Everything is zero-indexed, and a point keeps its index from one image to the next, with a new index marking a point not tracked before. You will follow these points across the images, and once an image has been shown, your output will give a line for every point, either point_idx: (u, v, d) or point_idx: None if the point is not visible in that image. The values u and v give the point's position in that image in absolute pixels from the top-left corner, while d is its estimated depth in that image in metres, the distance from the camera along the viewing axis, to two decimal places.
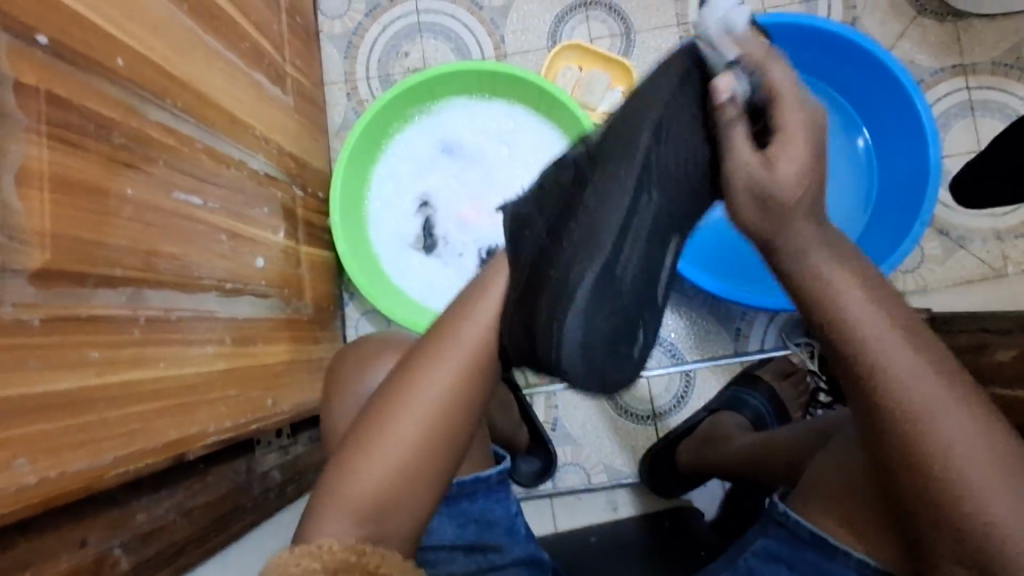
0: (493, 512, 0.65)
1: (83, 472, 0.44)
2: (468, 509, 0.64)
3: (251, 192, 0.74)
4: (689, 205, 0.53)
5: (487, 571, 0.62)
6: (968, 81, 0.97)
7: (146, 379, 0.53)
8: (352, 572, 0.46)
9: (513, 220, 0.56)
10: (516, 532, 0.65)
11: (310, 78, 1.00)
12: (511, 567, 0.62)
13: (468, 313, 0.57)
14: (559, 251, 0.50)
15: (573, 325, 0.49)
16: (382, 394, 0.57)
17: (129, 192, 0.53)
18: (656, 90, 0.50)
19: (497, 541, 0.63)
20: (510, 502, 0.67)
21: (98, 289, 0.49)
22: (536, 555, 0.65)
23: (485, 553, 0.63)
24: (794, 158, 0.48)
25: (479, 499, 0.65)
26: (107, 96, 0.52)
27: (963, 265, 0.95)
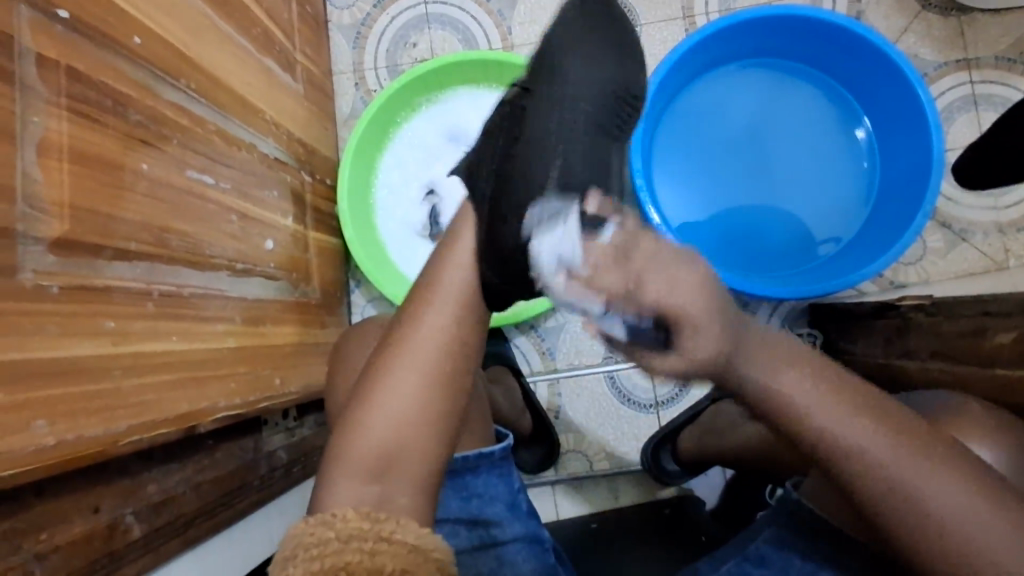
0: (496, 488, 0.66)
1: (98, 439, 0.45)
2: (471, 484, 0.65)
3: (261, 175, 0.75)
4: (602, 119, 0.67)
5: (489, 546, 0.63)
6: (972, 75, 0.97)
7: (159, 351, 0.54)
8: (365, 540, 0.47)
9: (469, 169, 0.68)
10: (517, 509, 0.66)
11: (319, 66, 1.01)
12: (511, 544, 0.64)
13: (449, 259, 0.59)
14: (515, 172, 0.60)
15: (540, 213, 0.56)
16: (378, 354, 0.58)
17: (144, 168, 0.54)
18: (550, 43, 0.68)
19: (498, 517, 0.65)
20: (512, 479, 0.67)
21: (113, 261, 0.50)
22: (537, 532, 0.66)
23: (487, 529, 0.64)
24: (705, 345, 0.47)
25: (482, 475, 0.65)
26: (123, 73, 0.53)
27: (965, 258, 0.96)
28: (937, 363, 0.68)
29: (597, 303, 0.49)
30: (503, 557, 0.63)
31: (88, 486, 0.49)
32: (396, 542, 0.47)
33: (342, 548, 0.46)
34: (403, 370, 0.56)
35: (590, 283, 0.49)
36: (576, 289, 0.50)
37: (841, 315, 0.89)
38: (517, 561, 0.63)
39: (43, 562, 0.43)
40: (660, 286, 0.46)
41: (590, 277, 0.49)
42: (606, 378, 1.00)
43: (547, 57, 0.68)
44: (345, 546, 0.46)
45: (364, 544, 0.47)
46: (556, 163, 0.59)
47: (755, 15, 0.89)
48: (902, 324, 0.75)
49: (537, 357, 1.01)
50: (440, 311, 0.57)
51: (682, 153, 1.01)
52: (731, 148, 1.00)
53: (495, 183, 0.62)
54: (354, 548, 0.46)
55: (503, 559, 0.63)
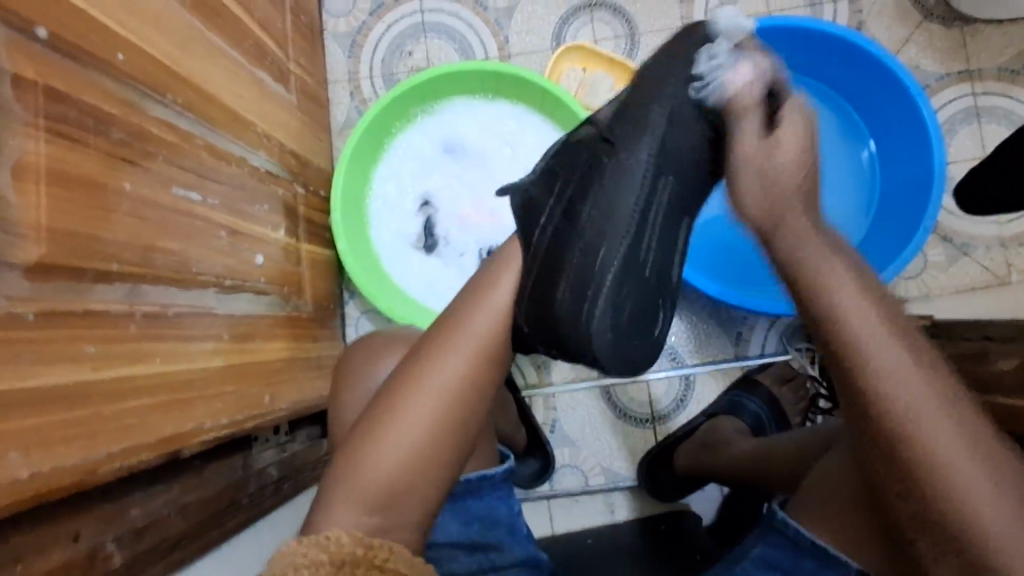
0: (497, 511, 0.65)
1: (75, 468, 0.44)
2: (472, 507, 0.64)
3: (252, 189, 0.74)
4: (687, 192, 0.62)
5: (488, 571, 0.62)
6: (974, 87, 0.96)
7: (141, 374, 0.53)
8: (358, 565, 0.46)
9: (523, 200, 0.62)
10: (517, 532, 0.65)
11: (314, 76, 1.00)
12: (510, 570, 0.62)
13: (479, 307, 0.59)
14: (574, 241, 0.57)
15: (606, 310, 0.56)
16: (388, 388, 0.57)
17: (128, 187, 0.53)
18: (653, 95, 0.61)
19: (499, 541, 0.63)
20: (513, 501, 0.66)
21: (94, 284, 0.49)
22: (535, 556, 0.65)
23: (487, 554, 0.62)
24: (749, 190, 0.60)
25: (483, 497, 0.64)
26: (107, 91, 0.52)
27: (967, 273, 0.94)
28: None
29: (749, 117, 0.61)
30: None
31: (67, 514, 0.47)
32: (390, 570, 0.46)
33: (336, 574, 0.44)
34: (419, 397, 0.55)
35: (733, 125, 0.61)
36: (747, 123, 0.61)
37: None
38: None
39: None
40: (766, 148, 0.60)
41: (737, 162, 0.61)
42: (602, 392, 0.99)
43: (645, 110, 0.60)
44: (336, 571, 0.45)
45: (357, 569, 0.45)
46: (623, 250, 0.57)
47: (757, 26, 0.87)
48: None
49: (532, 370, 1.00)
50: (464, 345, 0.57)
51: None
52: None
53: (546, 250, 0.58)
54: (347, 574, 0.45)
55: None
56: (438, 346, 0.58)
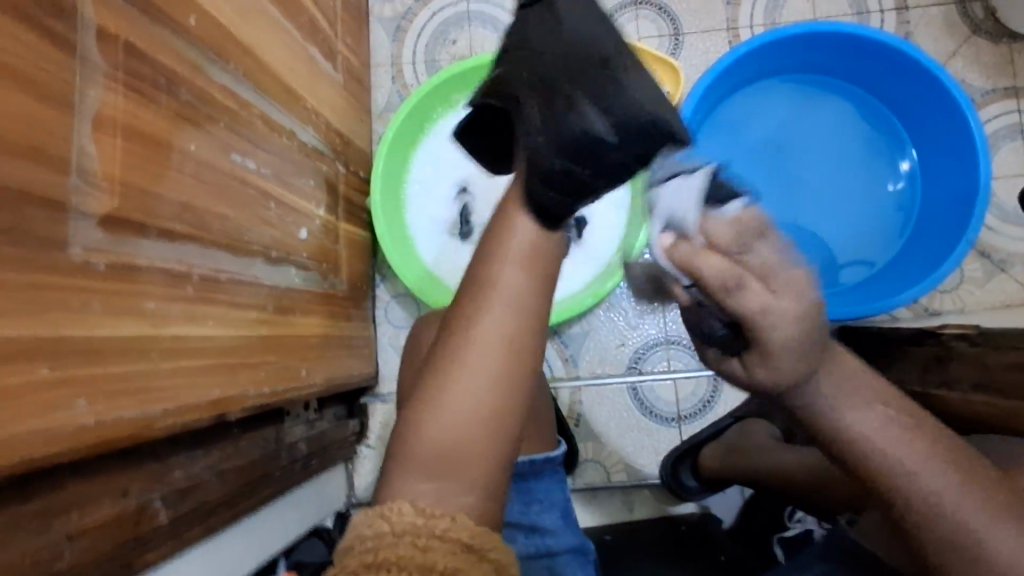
0: (554, 495, 0.67)
1: (132, 421, 0.44)
2: (532, 489, 0.66)
3: (299, 164, 0.75)
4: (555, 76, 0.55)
5: (543, 556, 0.63)
6: (1019, 103, 0.95)
7: (194, 335, 0.52)
8: (418, 536, 0.45)
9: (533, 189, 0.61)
10: (568, 521, 0.67)
11: (358, 58, 1.00)
12: (563, 556, 0.63)
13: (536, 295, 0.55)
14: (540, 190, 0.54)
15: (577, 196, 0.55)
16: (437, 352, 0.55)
17: (191, 148, 0.53)
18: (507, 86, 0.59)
19: (552, 526, 0.65)
20: (565, 487, 0.69)
21: (156, 241, 0.49)
22: (582, 545, 0.66)
23: (543, 538, 0.64)
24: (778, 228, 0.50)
25: (543, 480, 0.67)
26: (176, 52, 0.52)
27: (1003, 290, 0.94)
28: (981, 395, 0.66)
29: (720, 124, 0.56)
30: (554, 567, 0.62)
31: (120, 468, 0.47)
32: (450, 539, 0.46)
33: (397, 542, 0.45)
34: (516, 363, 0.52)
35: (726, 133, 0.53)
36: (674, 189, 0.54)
37: (874, 338, 0.87)
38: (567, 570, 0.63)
39: (72, 543, 0.42)
40: (760, 299, 0.46)
41: (696, 248, 0.48)
42: (629, 390, 0.99)
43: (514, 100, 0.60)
44: (398, 540, 0.45)
45: (417, 540, 0.45)
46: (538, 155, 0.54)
47: (805, 30, 0.88)
48: (942, 351, 0.74)
49: (559, 363, 0.99)
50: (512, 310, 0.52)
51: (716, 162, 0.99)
52: (765, 162, 0.99)
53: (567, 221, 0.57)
54: (408, 543, 0.45)
55: (553, 568, 0.62)
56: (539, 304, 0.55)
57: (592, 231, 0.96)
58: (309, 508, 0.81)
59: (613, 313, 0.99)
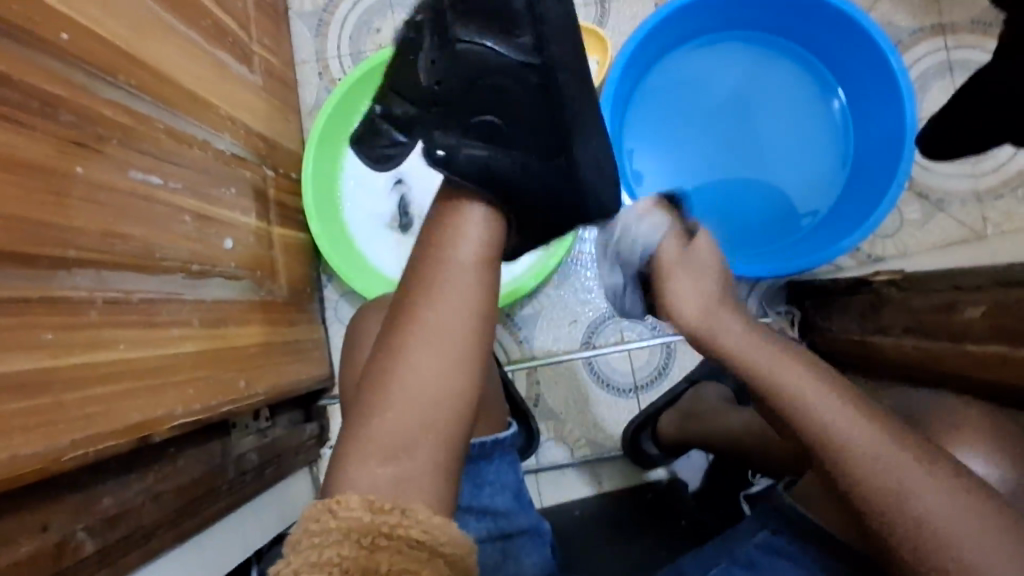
0: (506, 477, 0.68)
1: (36, 456, 0.44)
2: (484, 472, 0.66)
3: (216, 173, 0.73)
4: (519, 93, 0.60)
5: (498, 538, 0.64)
6: (947, 41, 0.95)
7: (103, 362, 0.51)
8: (364, 534, 0.46)
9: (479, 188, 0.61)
10: (521, 500, 0.68)
11: (280, 56, 0.98)
12: (518, 536, 0.65)
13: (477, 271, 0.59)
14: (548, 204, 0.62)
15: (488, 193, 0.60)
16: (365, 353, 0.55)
17: (79, 171, 0.52)
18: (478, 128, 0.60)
19: (506, 508, 0.66)
20: (518, 468, 0.70)
21: (48, 270, 0.48)
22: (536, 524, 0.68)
23: (496, 520, 0.64)
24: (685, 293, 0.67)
25: (495, 462, 0.67)
26: (51, 72, 0.50)
27: (944, 229, 0.94)
28: (909, 338, 0.67)
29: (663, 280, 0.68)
30: (509, 549, 0.64)
31: (36, 503, 0.47)
32: (398, 538, 0.46)
33: (342, 542, 0.45)
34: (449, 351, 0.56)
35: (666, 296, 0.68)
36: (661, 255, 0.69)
37: (818, 290, 0.89)
38: (522, 552, 0.64)
39: None
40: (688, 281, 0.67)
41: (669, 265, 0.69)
42: (584, 365, 0.99)
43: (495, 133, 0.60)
44: (344, 538, 0.45)
45: (364, 539, 0.45)
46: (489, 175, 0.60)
47: None
48: (876, 299, 0.75)
49: (514, 346, 1.00)
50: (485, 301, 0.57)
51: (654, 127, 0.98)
52: (702, 123, 0.98)
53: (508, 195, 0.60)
54: (355, 542, 0.45)
55: (508, 551, 0.64)
56: (414, 277, 0.59)
57: None
58: (276, 518, 0.81)
59: (562, 289, 0.99)
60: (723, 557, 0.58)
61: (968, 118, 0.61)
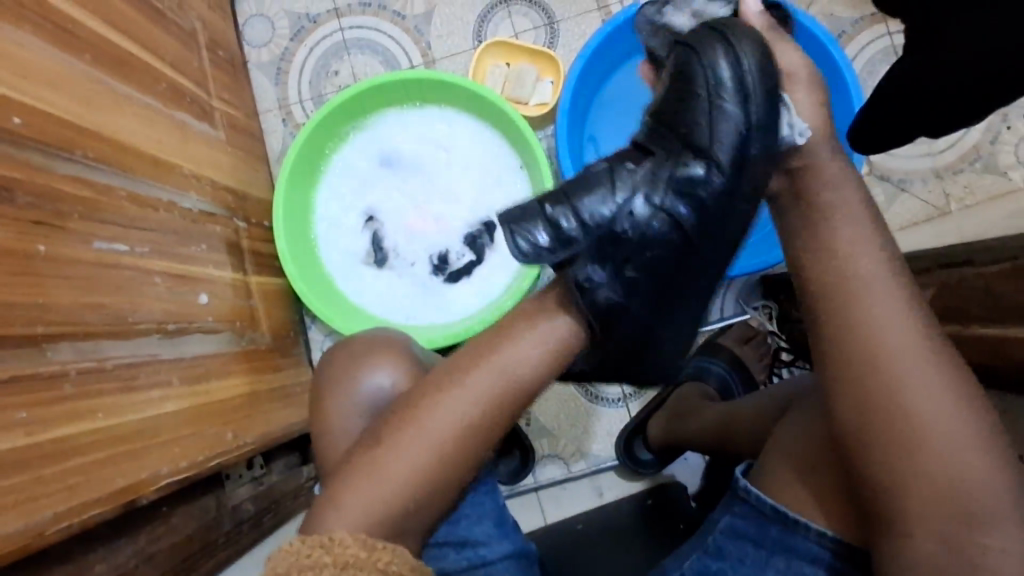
0: (484, 506, 0.67)
1: (20, 533, 0.44)
2: (459, 506, 0.66)
3: (185, 231, 0.75)
4: (675, 256, 0.58)
5: (477, 567, 0.64)
6: (888, 26, 0.97)
7: (82, 433, 0.52)
8: (361, 569, 0.50)
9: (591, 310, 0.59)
10: (504, 527, 0.67)
11: (242, 109, 1.00)
12: (500, 563, 0.64)
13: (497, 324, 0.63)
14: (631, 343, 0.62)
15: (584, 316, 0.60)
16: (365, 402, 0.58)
17: (42, 249, 0.53)
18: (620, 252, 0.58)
19: (484, 536, 0.65)
20: (498, 495, 0.69)
21: (19, 349, 0.49)
22: (523, 547, 0.67)
23: (475, 549, 0.64)
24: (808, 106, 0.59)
25: (471, 493, 0.67)
26: (5, 156, 0.52)
27: (908, 209, 0.96)
28: None
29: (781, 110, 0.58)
30: None
31: None
32: (392, 572, 0.51)
33: (338, 575, 0.49)
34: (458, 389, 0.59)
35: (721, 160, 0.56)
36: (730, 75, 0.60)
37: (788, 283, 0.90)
38: None
39: None
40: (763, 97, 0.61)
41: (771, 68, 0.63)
42: (572, 378, 1.00)
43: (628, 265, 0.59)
44: (340, 572, 0.49)
45: (360, 572, 0.50)
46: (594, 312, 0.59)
47: None
48: None
49: None
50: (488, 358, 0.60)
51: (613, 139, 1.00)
52: None
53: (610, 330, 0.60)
54: (351, 574, 0.49)
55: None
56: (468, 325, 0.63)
57: (502, 233, 0.97)
58: None
59: None
60: (698, 551, 0.59)
61: (885, 109, 0.63)
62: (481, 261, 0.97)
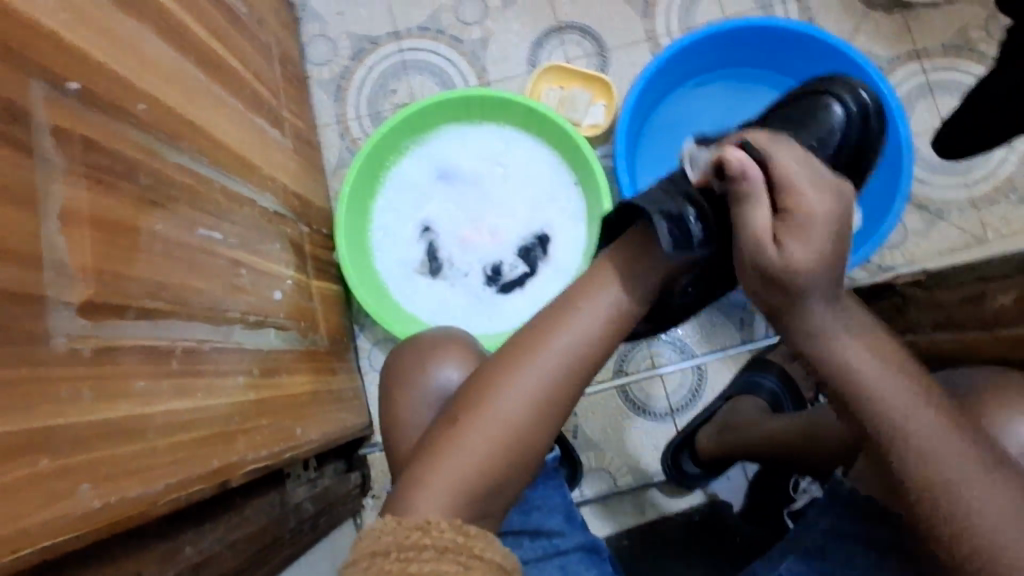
0: (553, 500, 0.71)
1: (138, 499, 0.45)
2: (529, 498, 0.70)
3: (263, 229, 0.76)
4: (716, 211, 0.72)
5: (553, 556, 0.67)
6: (923, 65, 1.03)
7: (185, 410, 0.53)
8: (459, 554, 0.51)
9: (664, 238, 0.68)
10: (574, 520, 0.71)
11: (305, 121, 1.03)
12: (573, 554, 0.68)
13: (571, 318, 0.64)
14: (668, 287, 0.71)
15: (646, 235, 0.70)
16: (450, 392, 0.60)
17: (158, 229, 0.55)
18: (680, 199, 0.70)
19: (558, 528, 0.69)
20: (565, 490, 0.73)
21: (136, 321, 0.50)
22: (593, 541, 0.71)
23: (550, 539, 0.68)
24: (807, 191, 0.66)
25: (539, 487, 0.71)
26: (130, 138, 0.54)
27: (946, 236, 1.00)
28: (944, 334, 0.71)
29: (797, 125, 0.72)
30: (565, 566, 0.67)
31: (132, 551, 0.47)
32: (488, 559, 0.51)
33: (441, 560, 0.50)
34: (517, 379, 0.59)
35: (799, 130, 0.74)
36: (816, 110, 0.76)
37: None
38: (579, 569, 0.67)
39: None
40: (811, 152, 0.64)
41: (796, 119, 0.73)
42: (619, 394, 1.01)
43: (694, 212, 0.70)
44: (443, 556, 0.50)
45: (461, 557, 0.50)
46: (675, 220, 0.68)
47: (722, 29, 0.95)
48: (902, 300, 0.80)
49: None
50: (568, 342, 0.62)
51: (662, 163, 1.05)
52: None
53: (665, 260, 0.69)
54: (452, 560, 0.50)
55: (566, 567, 0.67)
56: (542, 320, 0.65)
57: (557, 247, 0.99)
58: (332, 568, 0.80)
59: None
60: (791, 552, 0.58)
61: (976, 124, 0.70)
62: (535, 273, 0.99)
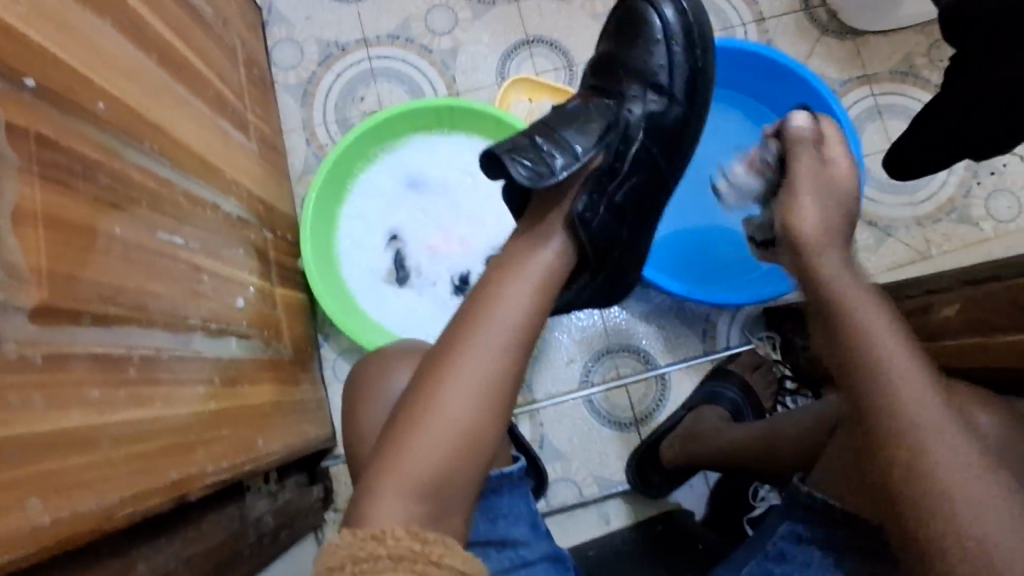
0: (519, 508, 0.71)
1: (91, 513, 0.43)
2: (496, 506, 0.70)
3: (226, 234, 0.74)
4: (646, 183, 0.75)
5: (519, 567, 0.67)
6: (872, 89, 1.09)
7: (142, 420, 0.51)
8: (415, 561, 0.50)
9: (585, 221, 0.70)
10: (538, 529, 0.71)
11: (270, 125, 1.02)
12: (538, 564, 0.68)
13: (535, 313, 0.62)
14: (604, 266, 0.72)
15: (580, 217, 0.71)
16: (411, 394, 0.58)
17: (116, 231, 0.53)
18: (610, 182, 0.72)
19: (524, 537, 0.69)
20: (530, 499, 0.73)
21: (91, 326, 0.48)
22: (557, 551, 0.71)
23: (516, 550, 0.68)
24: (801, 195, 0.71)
25: (506, 495, 0.70)
26: (87, 137, 0.52)
27: (894, 252, 1.05)
28: None
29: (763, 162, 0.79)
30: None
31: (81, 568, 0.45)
32: (446, 565, 0.51)
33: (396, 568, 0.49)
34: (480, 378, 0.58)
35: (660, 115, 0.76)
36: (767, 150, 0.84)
37: (792, 314, 0.97)
38: None
39: None
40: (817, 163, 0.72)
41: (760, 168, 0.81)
42: (585, 404, 1.02)
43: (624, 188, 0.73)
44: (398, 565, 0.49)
45: (416, 565, 0.50)
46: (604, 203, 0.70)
47: None
48: None
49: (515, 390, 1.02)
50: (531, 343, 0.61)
51: None
52: None
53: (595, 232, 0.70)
54: (407, 568, 0.49)
55: None
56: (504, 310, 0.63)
57: None
58: None
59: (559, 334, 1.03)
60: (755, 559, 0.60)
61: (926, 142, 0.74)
62: None
